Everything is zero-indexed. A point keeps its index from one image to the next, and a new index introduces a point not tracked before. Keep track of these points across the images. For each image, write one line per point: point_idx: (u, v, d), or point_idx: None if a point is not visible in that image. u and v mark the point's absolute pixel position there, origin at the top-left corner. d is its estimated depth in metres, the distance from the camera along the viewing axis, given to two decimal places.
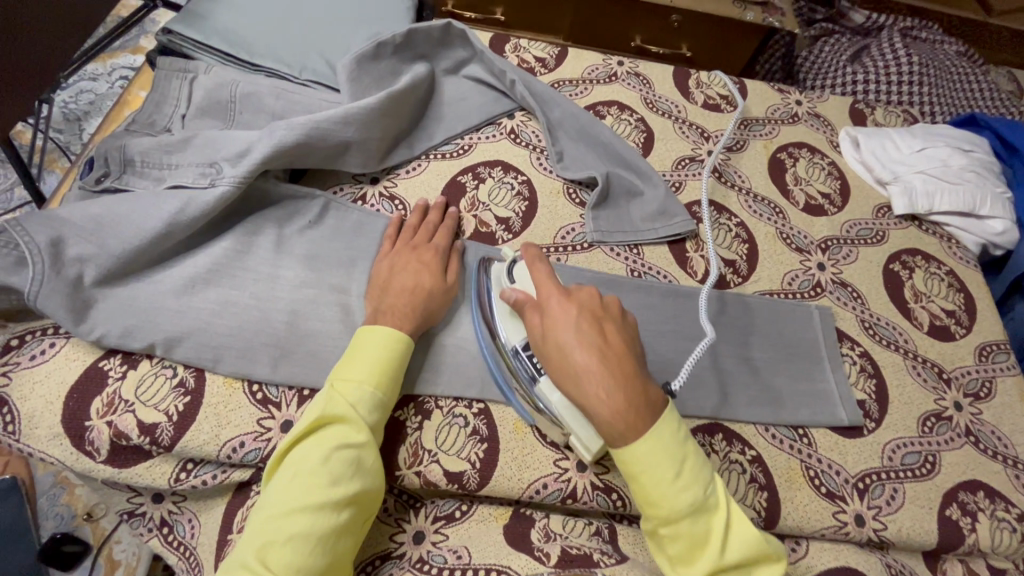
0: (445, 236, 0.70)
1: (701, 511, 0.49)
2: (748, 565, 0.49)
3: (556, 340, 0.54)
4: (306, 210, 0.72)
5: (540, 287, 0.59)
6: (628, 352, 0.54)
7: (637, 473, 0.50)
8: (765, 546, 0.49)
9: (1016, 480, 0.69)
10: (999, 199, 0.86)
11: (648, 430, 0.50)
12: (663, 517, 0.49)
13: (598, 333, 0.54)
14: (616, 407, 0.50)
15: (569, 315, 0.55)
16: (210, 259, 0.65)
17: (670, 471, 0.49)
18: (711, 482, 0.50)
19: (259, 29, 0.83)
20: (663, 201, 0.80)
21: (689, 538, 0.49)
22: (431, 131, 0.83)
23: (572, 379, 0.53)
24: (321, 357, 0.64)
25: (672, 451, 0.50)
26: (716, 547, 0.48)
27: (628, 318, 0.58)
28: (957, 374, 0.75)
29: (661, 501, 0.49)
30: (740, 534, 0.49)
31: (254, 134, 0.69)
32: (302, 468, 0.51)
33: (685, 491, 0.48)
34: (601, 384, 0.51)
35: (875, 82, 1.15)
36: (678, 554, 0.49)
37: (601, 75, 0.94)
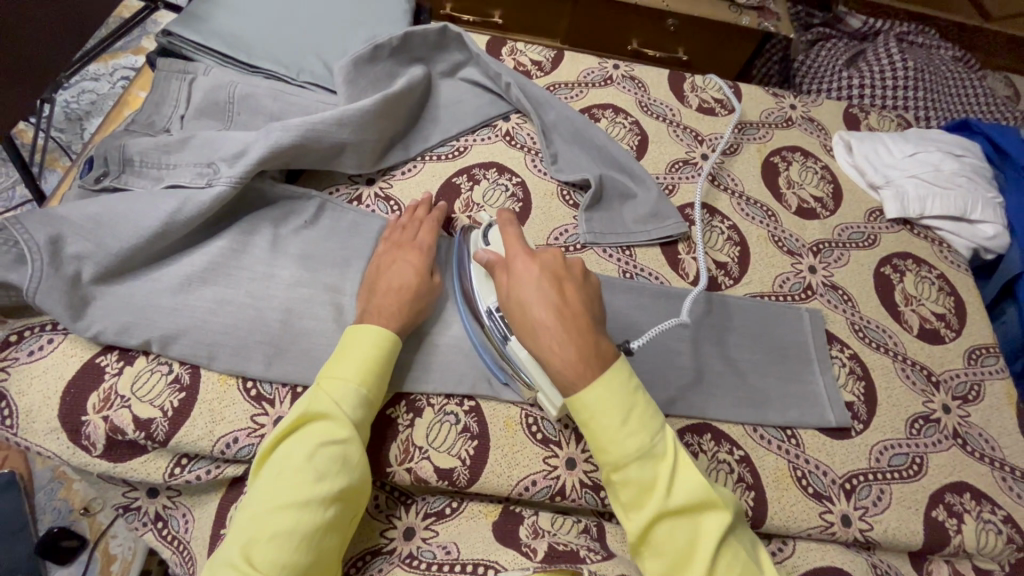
0: (434, 232, 0.70)
1: (647, 456, 0.50)
2: (697, 514, 0.50)
3: (517, 296, 0.56)
4: (302, 210, 0.73)
5: (507, 246, 0.60)
6: (586, 310, 0.55)
7: (587, 420, 0.52)
8: (712, 494, 0.50)
9: (1003, 483, 0.69)
10: (991, 204, 0.87)
11: (598, 382, 0.52)
12: (611, 461, 0.51)
13: (558, 291, 0.55)
14: (570, 361, 0.52)
15: (532, 273, 0.56)
16: (206, 258, 0.66)
17: (616, 417, 0.51)
18: (660, 431, 0.52)
19: (257, 31, 0.84)
20: (656, 203, 0.81)
21: (637, 482, 0.50)
22: (427, 133, 0.84)
23: (530, 333, 0.55)
24: (315, 354, 0.65)
25: (621, 400, 0.51)
26: (661, 491, 0.50)
27: (592, 279, 0.59)
28: (946, 377, 0.76)
29: (608, 445, 0.51)
30: (686, 480, 0.51)
31: (250, 135, 0.70)
32: (288, 464, 0.52)
33: (631, 436, 0.50)
34: (556, 339, 0.53)
35: (871, 87, 1.16)
36: (630, 500, 0.51)
37: (597, 78, 0.95)
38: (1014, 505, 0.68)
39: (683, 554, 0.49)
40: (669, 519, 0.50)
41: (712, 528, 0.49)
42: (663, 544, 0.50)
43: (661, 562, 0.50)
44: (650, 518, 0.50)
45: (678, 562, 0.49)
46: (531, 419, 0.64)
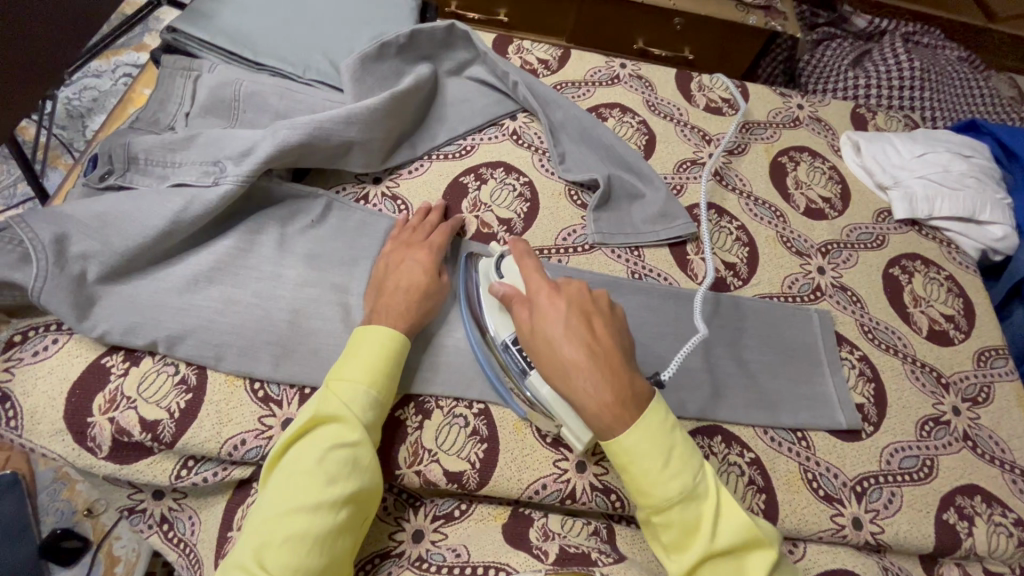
0: (443, 237, 0.70)
1: (691, 498, 0.50)
2: (741, 552, 0.50)
3: (545, 334, 0.56)
4: (309, 210, 0.72)
5: (529, 282, 0.60)
6: (615, 346, 0.55)
7: (626, 462, 0.51)
8: (757, 533, 0.50)
9: (1013, 485, 0.69)
10: (999, 205, 0.87)
11: (635, 421, 0.51)
12: (655, 505, 0.50)
13: (586, 328, 0.56)
14: (605, 400, 0.52)
15: (558, 310, 0.56)
16: (212, 257, 0.65)
17: (658, 460, 0.50)
18: (700, 470, 0.52)
19: (262, 28, 0.83)
20: (665, 203, 0.80)
21: (680, 525, 0.50)
22: (434, 132, 0.83)
23: (561, 373, 0.55)
24: (322, 355, 0.64)
25: (660, 440, 0.51)
26: (706, 534, 0.49)
27: (615, 312, 0.59)
28: (955, 379, 0.75)
29: (651, 489, 0.50)
30: (730, 520, 0.50)
31: (257, 133, 0.69)
32: (298, 467, 0.51)
33: (674, 479, 0.50)
34: (588, 378, 0.53)
35: (876, 87, 1.15)
36: (672, 542, 0.51)
37: (604, 77, 0.94)
38: None
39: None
40: (713, 561, 0.50)
41: (757, 567, 0.49)
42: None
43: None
44: (695, 561, 0.49)
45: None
46: (541, 422, 0.64)
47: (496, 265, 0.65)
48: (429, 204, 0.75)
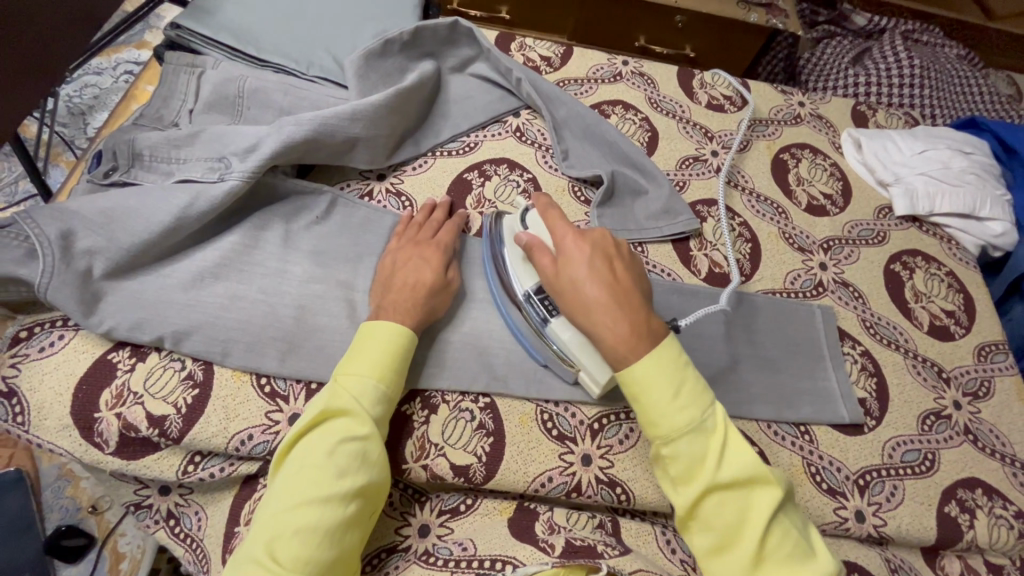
0: (450, 236, 0.70)
1: (699, 431, 0.51)
2: (748, 489, 0.50)
3: (568, 274, 0.57)
4: (313, 206, 0.72)
5: (552, 228, 0.61)
6: (635, 288, 0.57)
7: (638, 392, 0.53)
8: (764, 470, 0.50)
9: (1014, 478, 0.70)
10: (999, 201, 0.87)
11: (651, 353, 0.53)
12: (662, 435, 0.51)
13: (608, 270, 0.57)
14: (624, 333, 0.54)
15: (581, 253, 0.58)
16: (218, 253, 0.65)
17: (668, 391, 0.51)
18: (710, 406, 0.52)
19: (266, 24, 0.83)
20: (668, 200, 0.80)
21: (688, 457, 0.51)
22: (437, 129, 0.83)
23: (581, 309, 0.56)
24: (328, 350, 0.64)
25: (670, 373, 0.52)
26: (711, 466, 0.50)
27: (635, 260, 0.61)
28: (956, 373, 0.76)
29: (660, 418, 0.51)
30: (737, 454, 0.51)
31: (262, 129, 0.69)
32: (308, 460, 0.51)
33: (682, 411, 0.51)
34: (608, 312, 0.55)
35: (877, 85, 1.16)
36: (679, 475, 0.51)
37: (606, 74, 0.95)
38: None
39: (732, 526, 0.50)
40: (719, 494, 0.50)
41: (763, 502, 0.50)
42: (712, 518, 0.50)
43: (710, 535, 0.51)
44: (700, 492, 0.50)
45: (727, 534, 0.50)
46: (546, 416, 0.64)
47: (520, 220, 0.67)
48: (434, 200, 0.75)
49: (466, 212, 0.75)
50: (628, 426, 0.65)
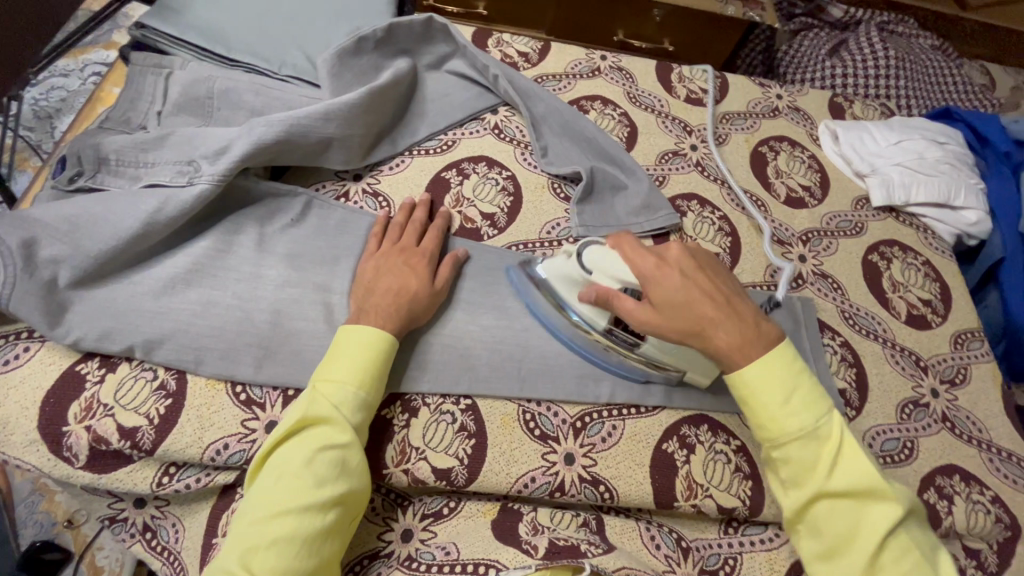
0: (434, 241, 0.69)
1: (812, 437, 0.54)
2: (862, 501, 0.52)
3: (669, 302, 0.57)
4: (288, 208, 0.71)
5: (629, 257, 0.60)
6: (732, 293, 0.59)
7: (749, 397, 0.56)
8: (879, 483, 0.52)
9: (991, 464, 0.71)
10: (973, 190, 0.88)
11: (766, 356, 0.56)
12: (774, 438, 0.55)
13: (704, 285, 0.58)
14: (739, 344, 0.56)
15: (674, 278, 0.58)
16: (189, 259, 0.64)
17: (780, 395, 0.55)
18: (825, 413, 0.55)
19: (236, 23, 0.82)
20: (647, 196, 0.80)
21: (799, 461, 0.54)
22: (414, 127, 0.82)
23: (690, 332, 0.57)
24: (304, 356, 0.63)
25: (784, 380, 0.55)
26: (823, 472, 0.53)
27: (712, 259, 0.62)
28: (934, 362, 0.77)
29: (772, 422, 0.55)
30: (852, 465, 0.53)
31: (232, 131, 0.68)
32: (286, 469, 0.51)
33: (796, 416, 0.54)
34: (720, 326, 0.56)
35: (853, 76, 1.17)
36: (790, 478, 0.55)
37: (585, 69, 0.94)
38: (1002, 485, 0.69)
39: (843, 535, 0.52)
40: (830, 500, 0.53)
41: (877, 514, 0.51)
42: (821, 524, 0.53)
43: (818, 541, 0.53)
44: (810, 497, 0.53)
45: (838, 542, 0.52)
46: (528, 416, 0.64)
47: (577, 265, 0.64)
48: (413, 200, 0.74)
49: (447, 211, 0.74)
50: (612, 423, 0.65)
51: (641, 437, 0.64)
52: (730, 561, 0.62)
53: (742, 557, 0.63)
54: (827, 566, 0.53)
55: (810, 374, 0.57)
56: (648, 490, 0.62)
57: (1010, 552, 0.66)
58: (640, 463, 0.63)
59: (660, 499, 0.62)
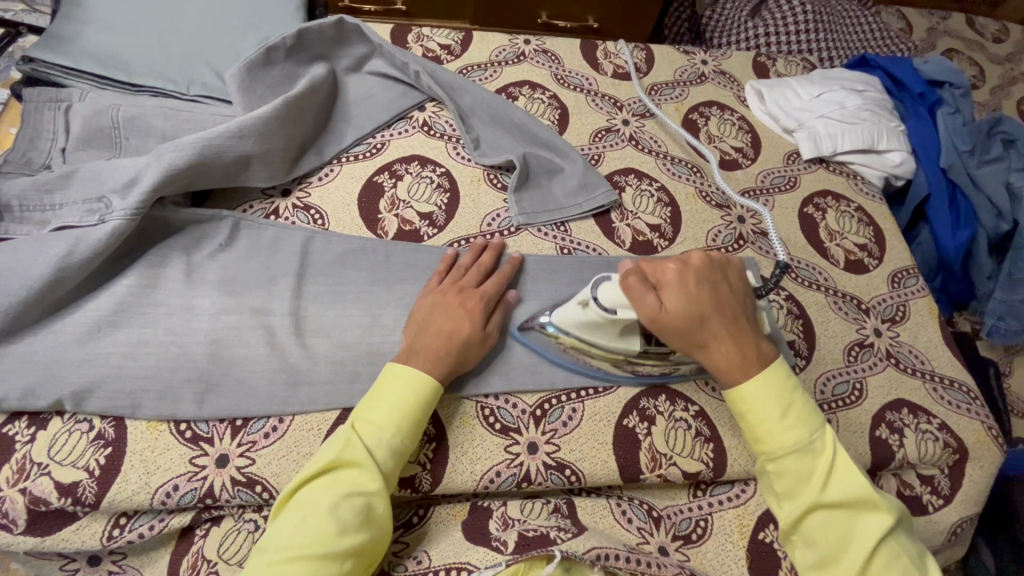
0: (494, 284, 0.67)
1: (807, 451, 0.54)
2: (856, 512, 0.53)
3: (679, 315, 0.57)
4: (215, 233, 0.68)
5: (651, 266, 0.60)
6: (742, 309, 0.60)
7: (746, 412, 0.56)
8: (873, 496, 0.53)
9: (935, 393, 0.74)
10: (894, 133, 0.91)
11: (760, 374, 0.57)
12: (769, 452, 0.55)
13: (716, 299, 0.58)
14: (736, 360, 0.57)
15: (690, 288, 0.58)
16: (114, 299, 0.61)
17: (776, 412, 0.55)
18: (819, 429, 0.55)
19: (135, 46, 0.78)
20: (585, 175, 0.80)
21: (794, 474, 0.54)
22: (340, 134, 0.80)
23: (691, 342, 0.58)
24: (248, 382, 0.61)
25: (779, 396, 0.56)
26: (818, 484, 0.53)
27: (735, 270, 0.62)
28: (874, 303, 0.80)
29: (768, 437, 0.55)
30: (846, 477, 0.54)
31: (140, 160, 0.64)
32: (310, 512, 0.50)
33: (791, 431, 0.55)
34: (721, 341, 0.58)
35: (775, 34, 1.19)
36: (785, 490, 0.55)
37: (509, 55, 0.93)
38: (948, 411, 0.72)
39: (835, 546, 0.53)
40: (823, 511, 0.53)
41: (871, 525, 0.52)
42: (816, 535, 0.53)
43: (813, 551, 0.54)
44: (806, 509, 0.53)
45: (832, 551, 0.53)
46: (487, 411, 0.64)
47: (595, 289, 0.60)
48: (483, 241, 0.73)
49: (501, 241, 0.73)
50: (572, 407, 0.65)
51: (602, 416, 0.65)
52: (701, 524, 0.63)
53: (712, 517, 0.64)
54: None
55: (805, 390, 0.58)
56: (613, 467, 0.63)
57: (960, 474, 0.70)
58: (603, 442, 0.64)
59: (626, 474, 0.63)
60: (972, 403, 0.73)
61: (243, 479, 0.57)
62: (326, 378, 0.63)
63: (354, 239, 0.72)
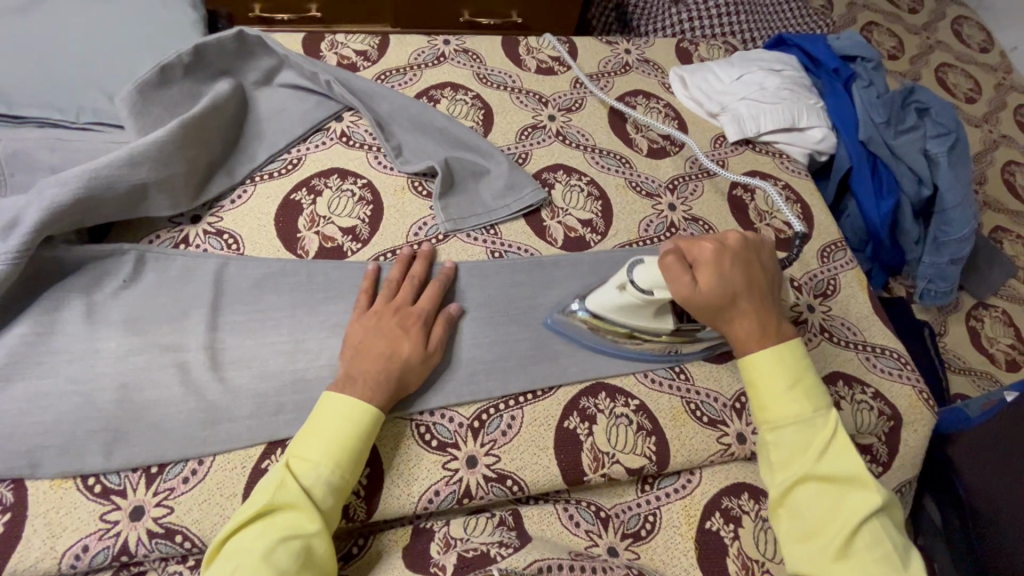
0: (428, 298, 0.65)
1: (809, 423, 0.56)
2: (847, 487, 0.54)
3: (712, 291, 0.59)
4: (116, 269, 0.64)
5: (688, 245, 0.61)
6: (768, 290, 0.62)
7: (755, 381, 0.58)
8: (866, 474, 0.53)
9: (868, 361, 0.75)
10: (814, 110, 0.93)
11: (780, 348, 0.59)
12: (772, 419, 0.57)
13: (748, 276, 0.60)
14: (759, 337, 0.59)
15: (724, 266, 0.60)
16: (4, 352, 0.57)
17: (784, 382, 0.57)
18: (824, 407, 0.57)
19: (13, 74, 0.72)
20: (511, 175, 0.78)
21: (792, 443, 0.55)
22: (252, 152, 0.76)
23: (718, 319, 0.60)
24: (161, 426, 0.57)
25: (790, 371, 0.58)
26: (814, 455, 0.54)
27: (768, 251, 0.64)
28: (806, 279, 0.81)
29: (773, 403, 0.57)
30: (845, 453, 0.54)
31: (20, 198, 0.60)
32: (243, 560, 0.47)
33: (795, 402, 0.56)
34: (747, 318, 0.60)
35: (699, 18, 1.20)
36: (780, 460, 0.56)
37: (428, 57, 0.90)
38: (881, 379, 0.74)
39: (821, 518, 0.53)
40: (815, 484, 0.54)
41: (859, 500, 0.52)
42: (804, 506, 0.54)
43: (798, 523, 0.54)
44: (797, 477, 0.54)
45: (817, 525, 0.53)
46: (423, 428, 0.62)
47: (633, 274, 0.62)
48: (406, 251, 0.71)
49: (428, 247, 0.72)
50: (510, 415, 0.63)
51: (542, 421, 0.64)
52: (649, 519, 0.63)
53: (661, 511, 0.63)
54: (803, 554, 0.53)
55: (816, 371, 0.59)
56: (555, 472, 0.62)
57: (897, 440, 0.71)
58: (545, 447, 0.62)
59: (569, 477, 0.62)
60: (902, 368, 0.75)
61: (161, 530, 0.54)
62: (248, 413, 0.59)
63: (272, 262, 0.68)
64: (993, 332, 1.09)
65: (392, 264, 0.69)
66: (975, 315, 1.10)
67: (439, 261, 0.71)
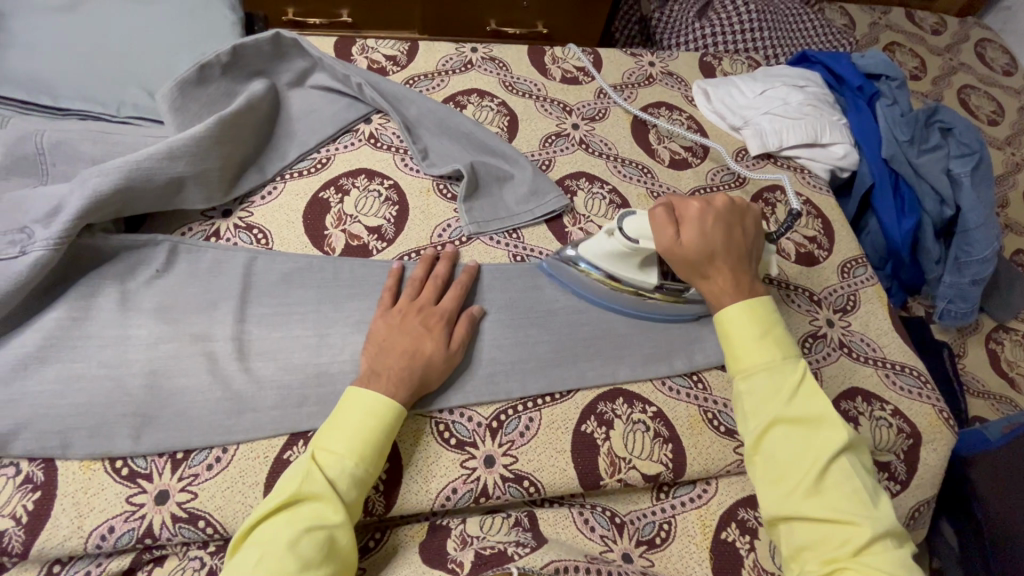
0: (453, 299, 0.66)
1: (778, 369, 0.55)
2: (816, 428, 0.53)
3: (692, 243, 0.60)
4: (150, 259, 0.66)
5: (678, 202, 0.63)
6: (746, 250, 0.62)
7: (728, 331, 0.58)
8: (834, 414, 0.53)
9: (887, 378, 0.75)
10: (836, 126, 0.93)
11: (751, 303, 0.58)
12: (743, 369, 0.56)
13: (730, 236, 0.62)
14: (735, 292, 0.59)
15: (707, 224, 0.61)
16: (41, 334, 0.59)
17: (755, 330, 0.57)
18: (793, 355, 0.57)
19: (59, 68, 0.75)
20: (534, 181, 0.79)
21: (764, 388, 0.55)
22: (283, 150, 0.78)
23: (695, 276, 0.61)
24: (187, 413, 0.58)
25: (760, 319, 0.58)
26: (784, 398, 0.54)
27: (752, 218, 0.65)
28: (826, 294, 0.81)
29: (744, 353, 0.57)
30: (813, 395, 0.54)
31: (64, 187, 0.62)
32: (270, 549, 0.47)
33: (765, 350, 0.56)
34: (724, 274, 0.60)
35: (722, 33, 1.21)
36: (752, 407, 0.55)
37: (456, 64, 0.92)
38: (900, 397, 0.74)
39: (791, 460, 0.52)
40: (786, 428, 0.53)
41: (828, 439, 0.52)
42: (775, 450, 0.53)
43: (769, 469, 0.53)
44: (768, 420, 0.53)
45: (788, 468, 0.52)
46: (442, 427, 0.62)
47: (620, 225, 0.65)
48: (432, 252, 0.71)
49: (452, 250, 0.72)
50: (528, 416, 0.64)
51: (560, 423, 0.64)
52: (664, 527, 0.63)
53: (675, 520, 0.63)
54: (776, 494, 0.52)
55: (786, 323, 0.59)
56: (572, 476, 0.62)
57: (915, 457, 0.70)
58: (562, 450, 0.63)
59: (586, 481, 0.62)
60: (923, 387, 0.75)
61: (184, 515, 0.55)
62: (272, 404, 0.60)
63: (300, 257, 0.70)
64: (1013, 356, 1.08)
65: (416, 264, 0.70)
66: (995, 338, 1.09)
67: (460, 262, 0.72)
